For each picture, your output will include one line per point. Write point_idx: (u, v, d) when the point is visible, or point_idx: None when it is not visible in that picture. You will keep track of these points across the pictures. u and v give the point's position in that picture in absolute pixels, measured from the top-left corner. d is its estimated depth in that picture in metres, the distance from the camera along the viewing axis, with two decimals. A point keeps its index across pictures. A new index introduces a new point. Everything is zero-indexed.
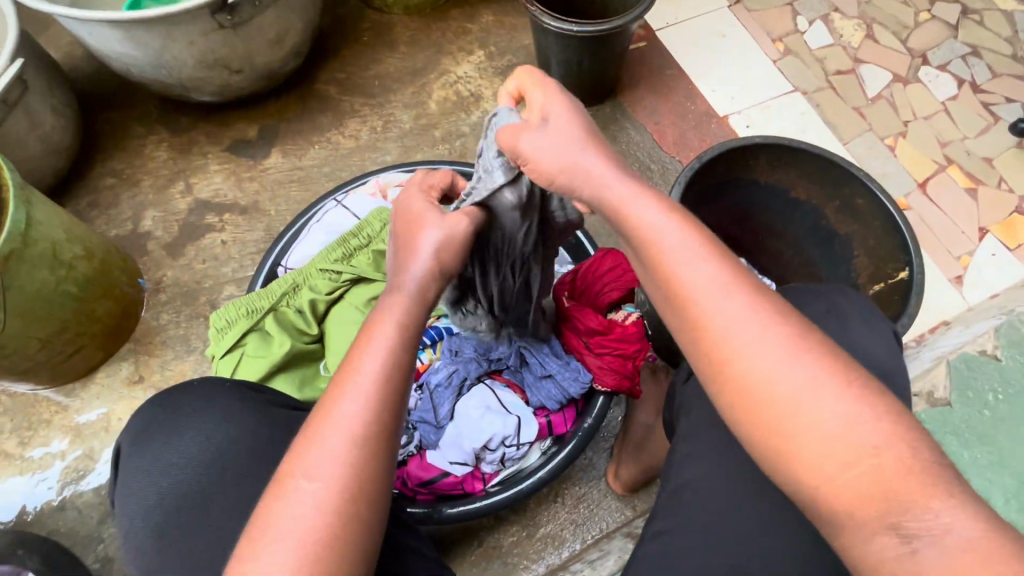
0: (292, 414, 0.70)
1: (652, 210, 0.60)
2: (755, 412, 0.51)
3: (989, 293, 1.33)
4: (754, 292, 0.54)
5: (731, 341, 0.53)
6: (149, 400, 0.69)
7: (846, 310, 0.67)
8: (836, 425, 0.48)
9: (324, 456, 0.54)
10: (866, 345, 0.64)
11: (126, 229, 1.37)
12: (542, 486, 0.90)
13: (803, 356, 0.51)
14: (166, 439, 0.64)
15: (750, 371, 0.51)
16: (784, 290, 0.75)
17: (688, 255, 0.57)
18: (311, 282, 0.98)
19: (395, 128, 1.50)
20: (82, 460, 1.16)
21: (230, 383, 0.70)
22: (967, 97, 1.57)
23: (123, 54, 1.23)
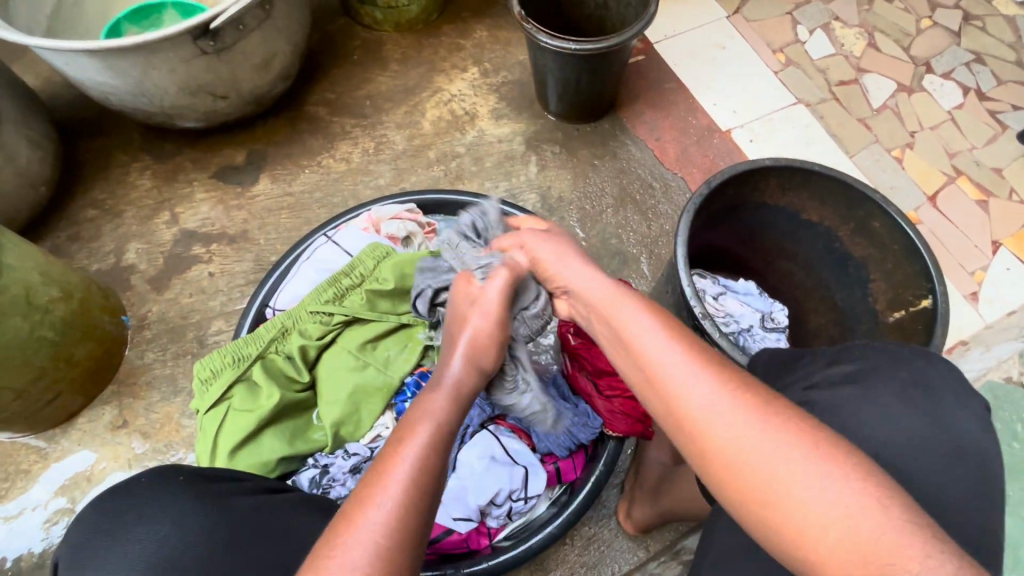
0: (255, 503, 0.66)
1: (644, 317, 0.60)
2: (743, 491, 0.49)
3: (1006, 310, 1.28)
4: (719, 368, 0.54)
5: (697, 420, 0.52)
6: (93, 500, 0.63)
7: (933, 380, 0.58)
8: (812, 496, 0.46)
9: (346, 555, 0.47)
10: (961, 426, 0.55)
11: (109, 262, 1.31)
12: (553, 540, 0.88)
13: (776, 430, 0.49)
14: (109, 552, 0.58)
15: (725, 447, 0.50)
16: (852, 344, 0.63)
17: (682, 367, 0.55)
18: (301, 326, 0.96)
19: (388, 150, 1.44)
20: (63, 512, 1.09)
21: (182, 477, 0.65)
22: (973, 105, 1.53)
23: (101, 83, 1.17)
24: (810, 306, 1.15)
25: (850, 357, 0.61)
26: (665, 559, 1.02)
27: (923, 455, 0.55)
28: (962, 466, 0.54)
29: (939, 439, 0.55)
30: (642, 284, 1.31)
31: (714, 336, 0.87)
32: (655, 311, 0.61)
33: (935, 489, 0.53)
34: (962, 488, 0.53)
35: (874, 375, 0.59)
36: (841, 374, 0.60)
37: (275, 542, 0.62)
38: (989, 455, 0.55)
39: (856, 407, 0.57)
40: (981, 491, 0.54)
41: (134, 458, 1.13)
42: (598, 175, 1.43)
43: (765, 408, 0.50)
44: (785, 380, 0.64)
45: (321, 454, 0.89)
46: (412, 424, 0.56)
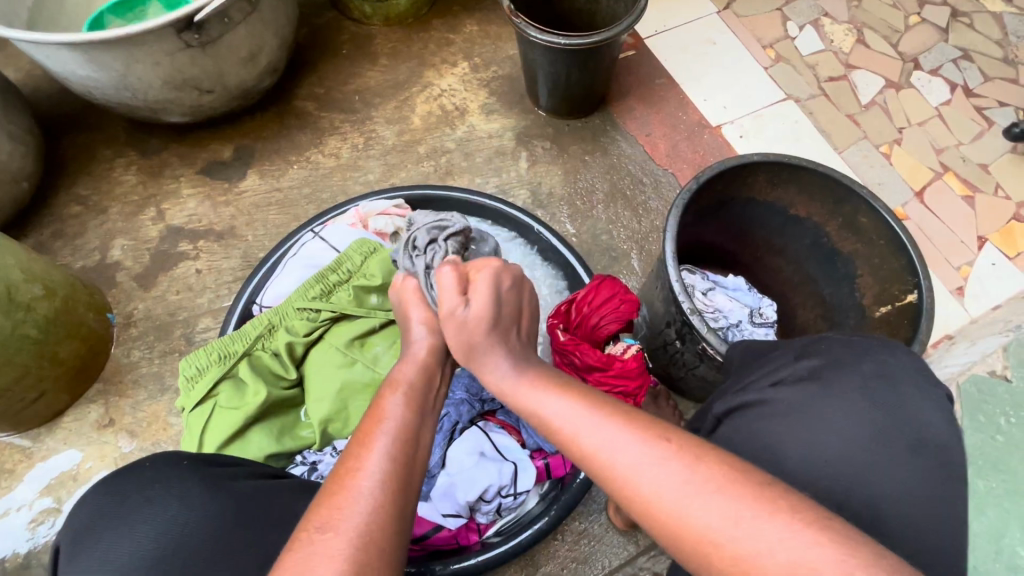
0: (257, 487, 0.66)
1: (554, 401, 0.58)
2: (689, 551, 0.46)
3: (991, 305, 1.30)
4: (644, 429, 0.52)
5: (627, 486, 0.50)
6: (94, 487, 0.62)
7: (895, 373, 0.57)
8: (768, 556, 0.43)
9: (349, 515, 0.49)
10: (922, 418, 0.55)
11: (93, 259, 1.29)
12: (542, 536, 0.89)
13: (709, 489, 0.47)
14: (113, 536, 0.57)
15: (668, 505, 0.48)
16: (820, 338, 0.64)
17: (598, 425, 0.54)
18: (288, 323, 0.95)
19: (377, 145, 1.43)
20: (48, 511, 1.08)
21: (187, 461, 0.65)
22: (960, 102, 1.55)
23: (84, 77, 1.15)
24: (798, 300, 1.16)
25: (814, 352, 0.61)
26: (655, 553, 1.03)
27: (881, 448, 0.54)
28: (922, 460, 0.53)
29: (900, 432, 0.54)
30: (632, 279, 1.31)
31: (703, 331, 0.87)
32: (573, 392, 0.59)
33: (893, 483, 0.52)
34: (921, 480, 0.52)
35: (836, 369, 0.58)
36: (806, 369, 0.60)
37: (278, 526, 0.62)
38: (950, 447, 0.54)
39: (816, 401, 0.57)
40: (942, 485, 0.53)
41: (121, 457, 1.12)
42: (589, 171, 1.42)
43: (696, 464, 0.48)
44: (756, 376, 0.64)
45: (309, 451, 0.89)
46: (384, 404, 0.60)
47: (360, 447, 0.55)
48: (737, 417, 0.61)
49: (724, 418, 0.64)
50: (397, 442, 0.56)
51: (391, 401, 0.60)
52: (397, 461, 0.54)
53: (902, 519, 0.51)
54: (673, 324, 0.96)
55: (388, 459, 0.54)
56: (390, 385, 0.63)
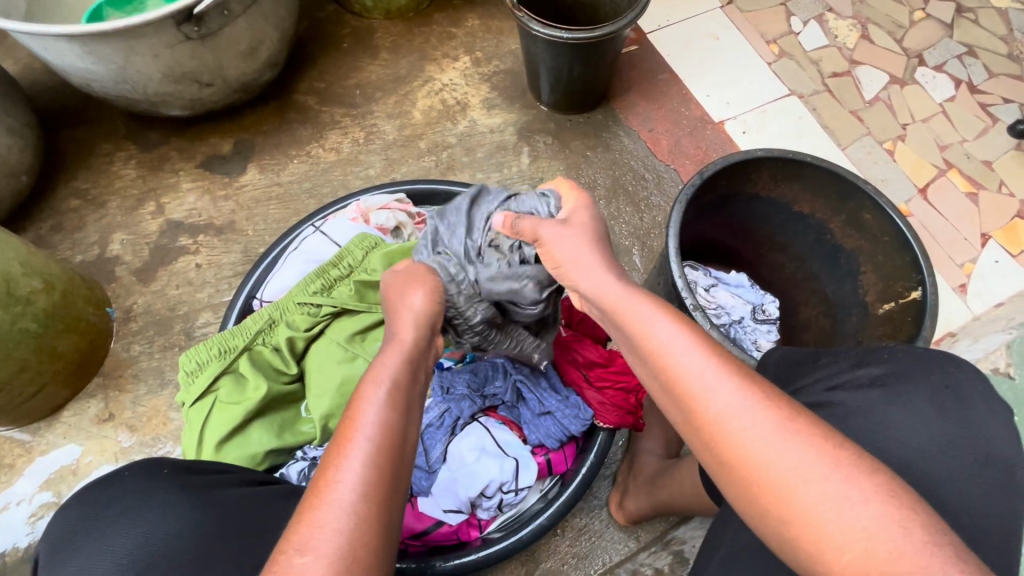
0: (239, 496, 0.66)
1: (662, 322, 0.58)
2: (763, 493, 0.48)
3: (993, 303, 1.29)
4: (741, 374, 0.53)
5: (716, 423, 0.51)
6: (71, 499, 0.62)
7: (963, 385, 0.57)
8: (843, 512, 0.45)
9: (327, 534, 0.48)
10: (990, 434, 0.55)
11: (92, 254, 1.29)
12: (543, 533, 0.88)
13: (798, 440, 0.48)
14: (92, 550, 0.56)
15: (744, 459, 0.49)
16: (880, 347, 0.64)
17: (700, 368, 0.53)
18: (289, 317, 0.95)
19: (378, 140, 1.42)
20: (48, 506, 1.08)
21: (168, 469, 0.65)
22: (965, 98, 1.54)
23: (83, 69, 1.14)
24: (800, 298, 1.15)
25: (875, 360, 0.62)
26: (656, 549, 1.02)
27: (946, 458, 0.54)
28: (988, 474, 0.54)
29: (967, 445, 0.55)
30: (634, 276, 1.31)
31: (706, 328, 0.86)
32: (679, 318, 0.59)
33: (957, 494, 0.53)
34: (988, 494, 0.53)
35: (903, 379, 0.59)
36: (868, 377, 0.60)
37: (262, 535, 0.62)
38: (1016, 464, 0.54)
39: (880, 408, 0.58)
40: (1007, 500, 0.53)
41: (120, 452, 1.12)
42: (590, 166, 1.42)
43: (788, 418, 0.50)
44: (809, 379, 0.64)
45: (309, 447, 0.89)
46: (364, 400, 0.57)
47: (335, 461, 0.52)
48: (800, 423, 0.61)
49: None
50: (378, 448, 0.53)
51: (374, 395, 0.57)
52: (378, 470, 0.52)
53: (969, 530, 0.52)
54: None
55: (367, 470, 0.52)
56: (372, 379, 0.59)
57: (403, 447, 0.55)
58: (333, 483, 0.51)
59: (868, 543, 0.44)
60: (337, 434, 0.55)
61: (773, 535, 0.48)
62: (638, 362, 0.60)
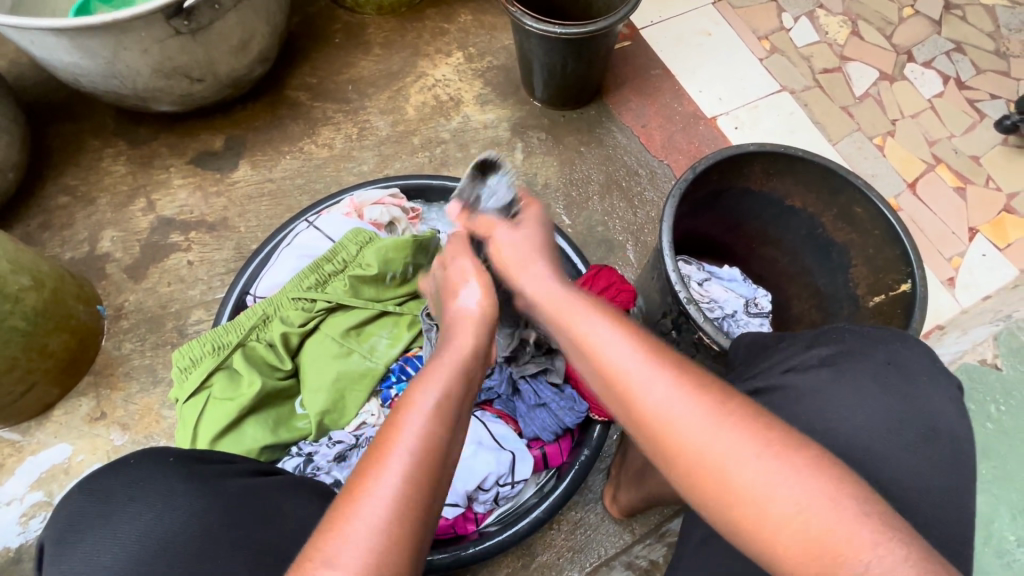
0: (246, 484, 0.65)
1: (601, 327, 0.57)
2: (698, 483, 0.50)
3: (981, 295, 1.31)
4: (679, 368, 0.53)
5: (651, 418, 0.52)
6: (77, 486, 0.61)
7: (906, 362, 0.59)
8: (784, 500, 0.47)
9: (355, 542, 0.48)
10: (932, 408, 0.57)
11: (83, 251, 1.28)
12: (540, 525, 0.88)
13: (734, 430, 0.49)
14: (98, 536, 0.57)
15: (729, 482, 0.48)
16: (831, 328, 0.65)
17: (662, 389, 0.52)
18: (283, 313, 0.94)
19: (371, 136, 1.42)
20: (40, 505, 1.07)
21: (174, 458, 0.64)
22: (952, 94, 1.55)
23: (70, 63, 1.13)
24: (793, 292, 1.16)
25: (827, 341, 0.63)
26: (650, 541, 1.04)
27: (893, 437, 0.56)
28: (930, 447, 0.55)
29: (911, 420, 0.56)
30: (628, 270, 1.31)
31: (699, 321, 0.87)
32: (614, 316, 0.59)
33: (901, 468, 0.55)
34: (935, 469, 0.55)
35: (849, 358, 0.60)
36: (818, 357, 0.61)
37: (261, 524, 0.61)
38: (960, 436, 0.56)
39: (826, 388, 0.58)
40: (951, 472, 0.55)
41: (113, 451, 1.11)
42: (584, 162, 1.42)
43: (724, 408, 0.50)
44: (766, 364, 0.65)
45: (305, 442, 0.89)
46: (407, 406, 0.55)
47: (368, 479, 0.50)
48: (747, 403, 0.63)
49: None
50: (415, 462, 0.51)
51: (423, 405, 0.54)
52: (417, 478, 0.51)
53: (913, 503, 0.54)
54: (668, 314, 0.96)
55: (403, 481, 0.50)
56: (417, 386, 0.56)
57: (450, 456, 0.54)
58: (363, 503, 0.49)
59: (792, 523, 0.46)
60: (371, 450, 0.52)
61: (710, 514, 0.50)
62: (586, 374, 0.59)
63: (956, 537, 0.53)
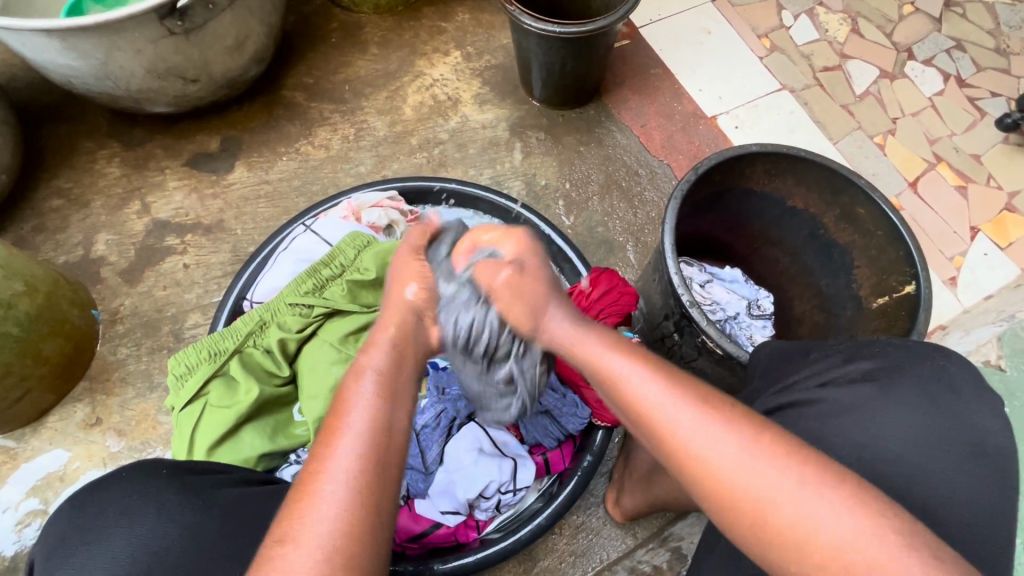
0: (242, 495, 0.64)
1: (616, 358, 0.61)
2: (741, 514, 0.50)
3: (983, 295, 1.31)
4: (695, 395, 0.55)
5: (681, 448, 0.53)
6: (67, 500, 0.61)
7: (954, 377, 0.58)
8: (803, 518, 0.48)
9: (313, 523, 0.48)
10: (980, 424, 0.56)
11: (77, 255, 1.26)
12: (542, 533, 0.87)
13: (757, 454, 0.50)
14: (90, 551, 0.56)
15: (772, 507, 0.49)
16: (871, 339, 0.63)
17: (692, 427, 0.53)
18: (280, 319, 0.93)
19: (368, 136, 1.40)
20: (35, 513, 1.06)
21: (166, 469, 0.63)
22: (953, 92, 1.54)
23: (63, 65, 1.11)
24: (795, 293, 1.15)
25: (868, 353, 0.61)
26: (653, 546, 1.03)
27: (943, 453, 0.55)
28: (980, 464, 0.55)
29: (960, 436, 0.55)
30: (629, 271, 1.30)
31: (702, 324, 0.86)
32: (636, 353, 0.61)
33: (950, 486, 0.54)
34: (983, 484, 0.54)
35: (893, 372, 0.59)
36: (860, 371, 0.60)
37: (257, 536, 0.60)
38: (1007, 451, 0.55)
39: (871, 403, 0.58)
40: (999, 489, 0.54)
41: (109, 457, 1.10)
42: (583, 162, 1.41)
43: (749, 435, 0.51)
44: (799, 375, 0.63)
45: (304, 450, 0.88)
46: (349, 396, 0.56)
47: (315, 465, 0.51)
48: (786, 416, 0.61)
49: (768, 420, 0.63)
50: (361, 437, 0.53)
51: (359, 391, 0.56)
52: (365, 463, 0.51)
53: (961, 523, 0.53)
54: (671, 317, 0.95)
55: (351, 457, 0.51)
56: (355, 373, 0.58)
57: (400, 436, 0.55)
58: (313, 489, 0.50)
59: (812, 545, 0.47)
60: (319, 436, 0.54)
61: (754, 549, 0.50)
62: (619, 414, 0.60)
63: (1001, 556, 0.53)
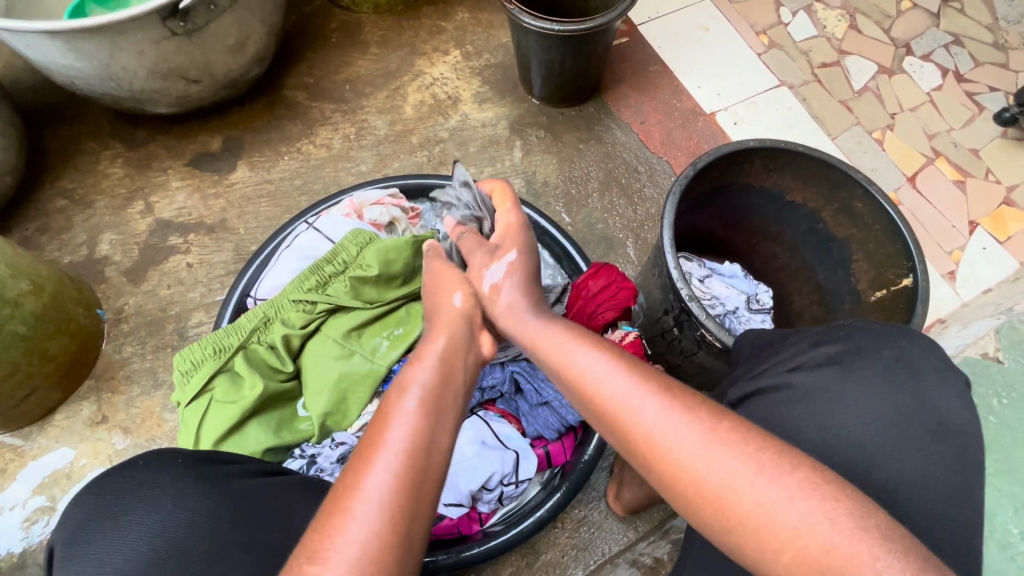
0: (256, 485, 0.65)
1: (585, 354, 0.60)
2: (703, 507, 0.50)
3: (981, 289, 1.31)
4: (667, 391, 0.55)
5: (620, 421, 0.56)
6: (83, 489, 0.61)
7: (916, 359, 0.58)
8: (762, 503, 0.48)
9: (345, 535, 0.48)
10: (942, 405, 0.56)
11: (81, 255, 1.27)
12: (542, 526, 0.88)
13: (713, 441, 0.51)
14: (109, 538, 0.56)
15: (731, 502, 0.49)
16: (839, 324, 0.64)
17: (661, 423, 0.53)
18: (284, 315, 0.94)
19: (369, 135, 1.41)
20: (43, 510, 1.07)
21: (182, 460, 0.64)
22: (951, 87, 1.55)
23: (66, 66, 1.12)
24: (794, 287, 1.16)
25: (833, 338, 0.62)
26: (654, 539, 1.03)
27: (905, 434, 0.56)
28: (941, 444, 0.55)
29: (922, 417, 0.56)
30: (629, 268, 1.31)
31: (701, 318, 0.87)
32: (600, 345, 0.61)
33: (912, 466, 0.55)
34: (947, 464, 0.55)
35: (855, 355, 0.60)
36: (825, 355, 0.61)
37: (270, 525, 0.61)
38: (967, 431, 0.56)
39: (836, 386, 0.58)
40: (960, 468, 0.55)
41: (115, 454, 1.11)
42: (583, 159, 1.41)
43: (716, 430, 0.51)
44: (769, 363, 0.65)
45: (308, 444, 0.89)
46: (393, 406, 0.57)
47: (354, 476, 0.51)
48: (755, 403, 0.63)
49: (738, 405, 0.65)
50: (405, 450, 0.53)
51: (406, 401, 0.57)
52: (407, 468, 0.52)
53: (924, 503, 0.54)
54: (670, 311, 0.96)
55: (392, 472, 0.51)
56: (400, 387, 0.59)
57: (440, 444, 0.56)
58: (351, 502, 0.49)
59: (729, 511, 0.49)
60: (362, 447, 0.54)
61: (717, 539, 0.50)
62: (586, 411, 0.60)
63: (966, 533, 0.54)
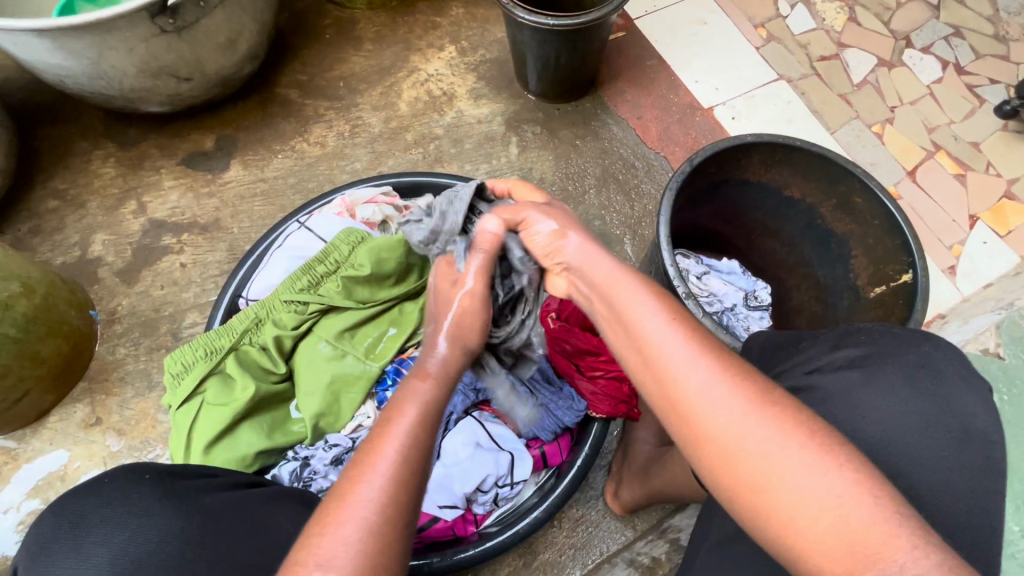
0: (227, 499, 0.65)
1: (645, 309, 0.60)
2: (733, 475, 0.51)
3: (981, 284, 1.30)
4: (717, 355, 0.55)
5: (670, 382, 0.55)
6: (47, 510, 0.59)
7: (940, 364, 0.57)
8: (793, 474, 0.48)
9: (344, 531, 0.49)
10: (968, 411, 0.55)
11: (73, 255, 1.26)
12: (539, 526, 0.88)
13: (759, 414, 0.51)
14: (74, 559, 0.55)
15: (768, 473, 0.49)
16: (859, 327, 0.63)
17: (706, 385, 0.53)
18: (276, 316, 0.93)
19: (364, 133, 1.40)
20: (37, 512, 1.06)
21: (150, 475, 0.63)
22: (952, 80, 1.53)
23: (55, 65, 1.11)
24: (792, 283, 1.15)
25: (854, 340, 0.61)
26: (653, 538, 1.03)
27: (927, 440, 0.55)
28: (961, 449, 0.54)
29: (945, 423, 0.55)
30: (626, 265, 1.30)
31: (698, 316, 0.85)
32: (662, 300, 0.61)
33: (933, 473, 0.54)
34: (969, 471, 0.54)
35: (878, 358, 0.59)
36: (846, 358, 0.60)
37: (242, 540, 0.61)
38: (994, 439, 0.55)
39: (858, 390, 0.58)
40: (980, 476, 0.54)
41: (109, 457, 1.10)
42: (580, 155, 1.40)
43: (760, 399, 0.52)
44: (789, 364, 0.64)
45: (301, 446, 0.88)
46: (401, 406, 0.57)
47: (357, 475, 0.52)
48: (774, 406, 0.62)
49: None
50: (409, 450, 0.54)
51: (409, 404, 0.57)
52: (407, 471, 0.53)
53: (945, 510, 0.53)
54: None
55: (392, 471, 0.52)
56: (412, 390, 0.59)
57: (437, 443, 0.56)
58: (352, 498, 0.51)
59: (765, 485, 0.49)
60: (365, 445, 0.55)
61: (737, 506, 0.51)
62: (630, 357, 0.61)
63: (988, 541, 0.53)
